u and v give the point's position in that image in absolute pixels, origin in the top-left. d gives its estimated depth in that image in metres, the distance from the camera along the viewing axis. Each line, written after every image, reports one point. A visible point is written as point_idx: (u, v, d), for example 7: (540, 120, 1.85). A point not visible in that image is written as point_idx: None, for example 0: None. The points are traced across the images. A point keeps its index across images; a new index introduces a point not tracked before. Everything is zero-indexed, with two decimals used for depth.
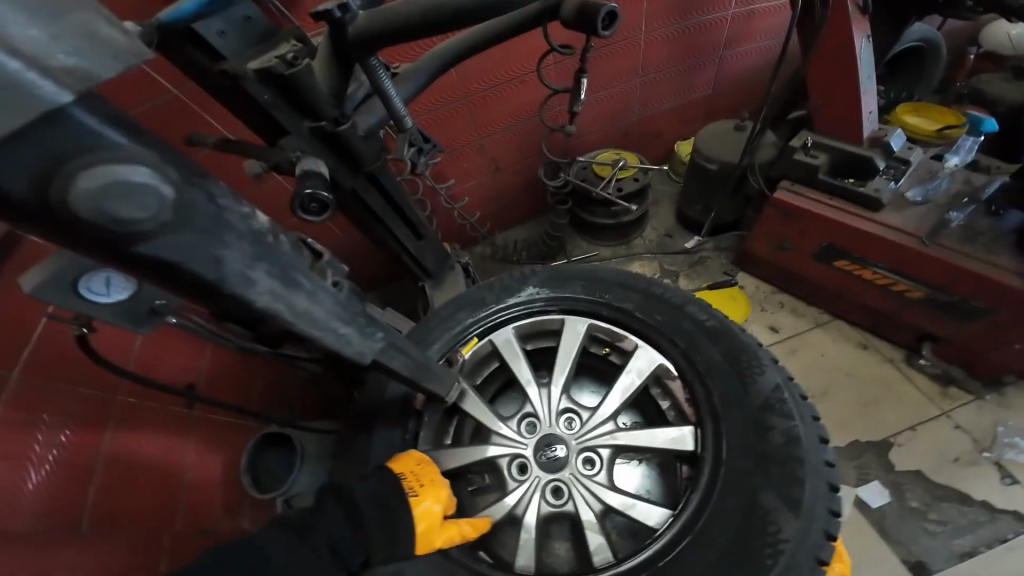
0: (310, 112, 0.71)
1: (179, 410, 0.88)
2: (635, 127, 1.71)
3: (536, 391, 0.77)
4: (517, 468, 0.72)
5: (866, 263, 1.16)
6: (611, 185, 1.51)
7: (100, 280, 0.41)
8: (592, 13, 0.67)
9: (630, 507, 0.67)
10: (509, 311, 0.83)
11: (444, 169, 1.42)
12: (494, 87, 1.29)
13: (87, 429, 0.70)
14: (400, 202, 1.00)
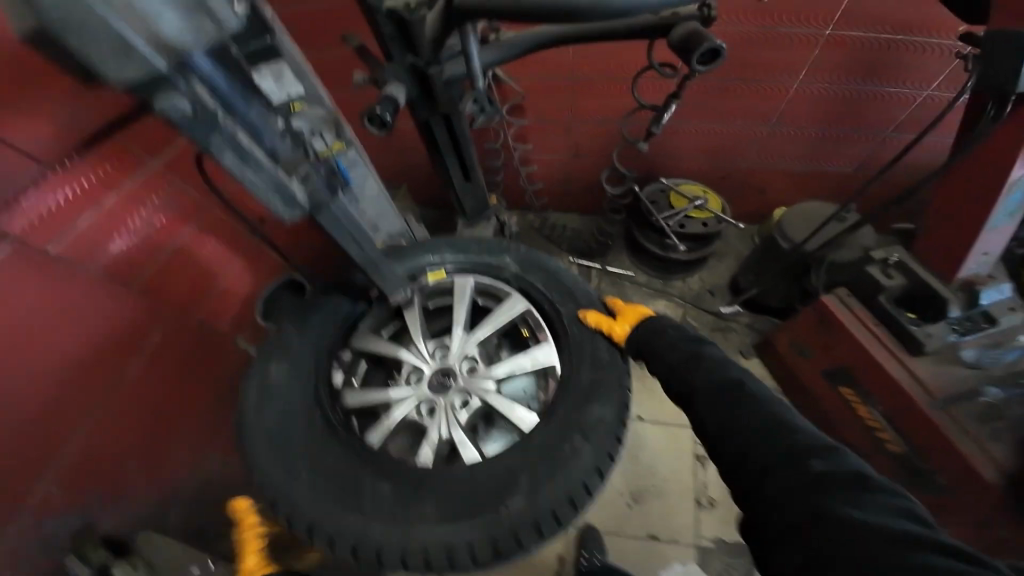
0: (412, 48, 0.78)
1: (241, 232, 1.12)
2: (739, 172, 1.59)
3: (460, 328, 0.85)
4: (413, 378, 0.83)
5: (866, 399, 1.09)
6: (677, 218, 1.45)
7: None
8: (693, 43, 0.68)
9: (463, 445, 0.75)
10: (478, 267, 0.93)
11: (527, 133, 1.47)
12: (605, 77, 1.27)
13: (177, 220, 0.96)
14: (463, 145, 1.07)
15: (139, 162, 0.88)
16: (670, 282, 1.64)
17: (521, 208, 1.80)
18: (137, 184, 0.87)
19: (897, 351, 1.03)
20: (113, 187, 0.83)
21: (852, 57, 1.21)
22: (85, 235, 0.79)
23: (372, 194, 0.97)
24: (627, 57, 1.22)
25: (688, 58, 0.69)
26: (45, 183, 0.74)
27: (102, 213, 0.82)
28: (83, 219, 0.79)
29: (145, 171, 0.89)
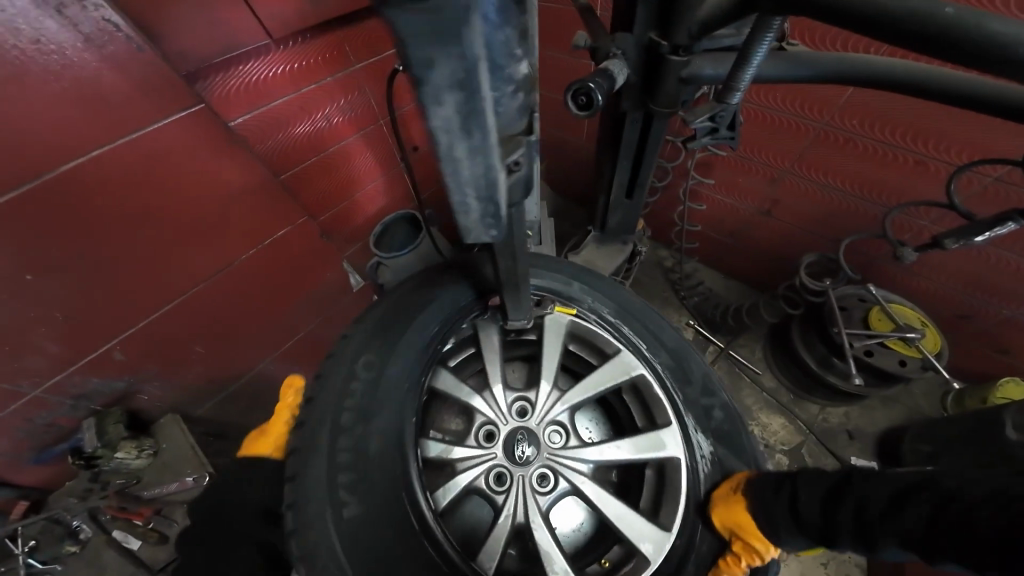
0: (664, 22, 0.56)
1: (393, 156, 1.17)
2: (990, 323, 1.11)
3: (615, 449, 0.64)
4: (513, 413, 0.65)
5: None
6: (868, 342, 1.07)
7: None
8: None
9: (449, 486, 0.59)
10: (666, 377, 0.68)
11: (715, 165, 1.21)
12: (870, 138, 0.92)
13: (348, 125, 1.00)
14: (648, 157, 0.82)
15: (346, 63, 0.92)
16: (803, 401, 1.32)
17: (660, 240, 1.56)
18: (336, 81, 0.92)
19: None
20: (317, 78, 0.88)
21: None
22: (267, 114, 0.83)
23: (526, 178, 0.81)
24: (922, 127, 0.85)
25: None
26: (269, 56, 0.78)
27: (297, 100, 0.87)
28: (276, 100, 0.83)
29: (347, 70, 0.93)
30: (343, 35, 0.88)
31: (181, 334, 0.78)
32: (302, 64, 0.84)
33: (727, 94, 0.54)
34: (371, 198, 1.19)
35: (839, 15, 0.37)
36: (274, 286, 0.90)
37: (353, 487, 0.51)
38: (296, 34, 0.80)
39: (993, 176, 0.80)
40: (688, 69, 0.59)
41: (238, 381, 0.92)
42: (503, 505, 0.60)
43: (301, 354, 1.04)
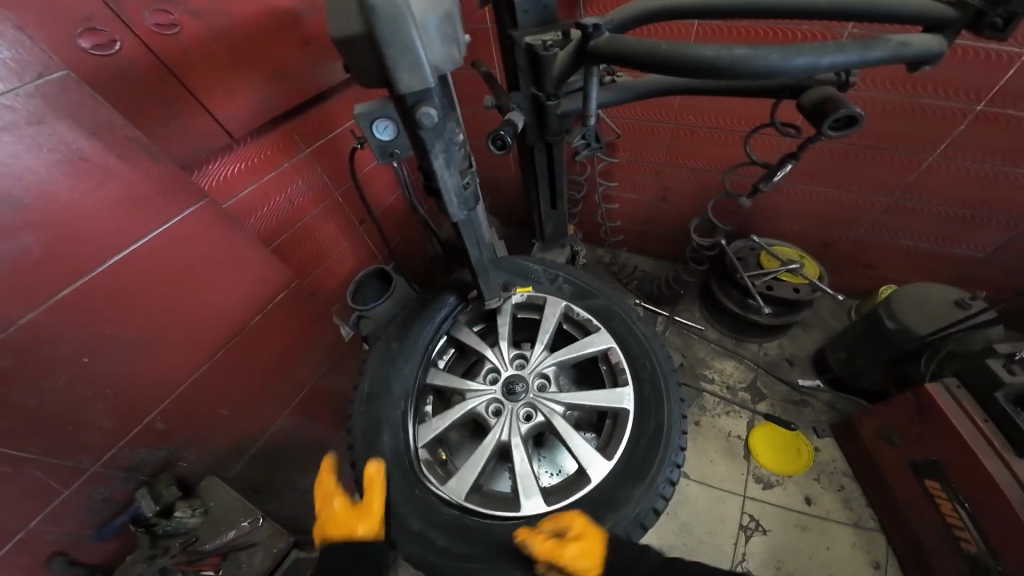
0: (536, 81, 0.83)
1: (354, 220, 1.37)
2: (845, 244, 1.45)
3: (518, 460, 0.78)
4: (534, 383, 0.84)
5: (954, 495, 0.93)
6: (765, 279, 1.35)
7: (382, 125, 0.77)
8: (829, 108, 0.70)
9: (479, 347, 0.90)
10: (604, 490, 0.74)
11: (615, 171, 1.52)
12: (712, 128, 1.27)
13: (308, 202, 1.19)
14: (557, 173, 1.08)
15: (297, 149, 1.12)
16: (743, 343, 1.53)
17: (596, 241, 1.85)
18: (292, 165, 1.12)
19: (1003, 450, 0.87)
20: (276, 166, 1.08)
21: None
22: (251, 196, 1.04)
23: None
24: (737, 114, 1.20)
25: (820, 120, 0.71)
26: (233, 153, 0.98)
27: (264, 185, 1.06)
28: (247, 188, 1.02)
29: (298, 155, 1.13)
30: (291, 128, 1.09)
31: (204, 401, 0.88)
32: (260, 157, 1.04)
33: (587, 119, 0.81)
34: (342, 257, 1.36)
35: (627, 61, 0.63)
36: (276, 346, 1.01)
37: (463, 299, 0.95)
38: (250, 134, 1.00)
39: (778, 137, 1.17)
40: (561, 108, 0.87)
41: (262, 437, 1.02)
42: (472, 387, 0.85)
43: (309, 405, 1.14)
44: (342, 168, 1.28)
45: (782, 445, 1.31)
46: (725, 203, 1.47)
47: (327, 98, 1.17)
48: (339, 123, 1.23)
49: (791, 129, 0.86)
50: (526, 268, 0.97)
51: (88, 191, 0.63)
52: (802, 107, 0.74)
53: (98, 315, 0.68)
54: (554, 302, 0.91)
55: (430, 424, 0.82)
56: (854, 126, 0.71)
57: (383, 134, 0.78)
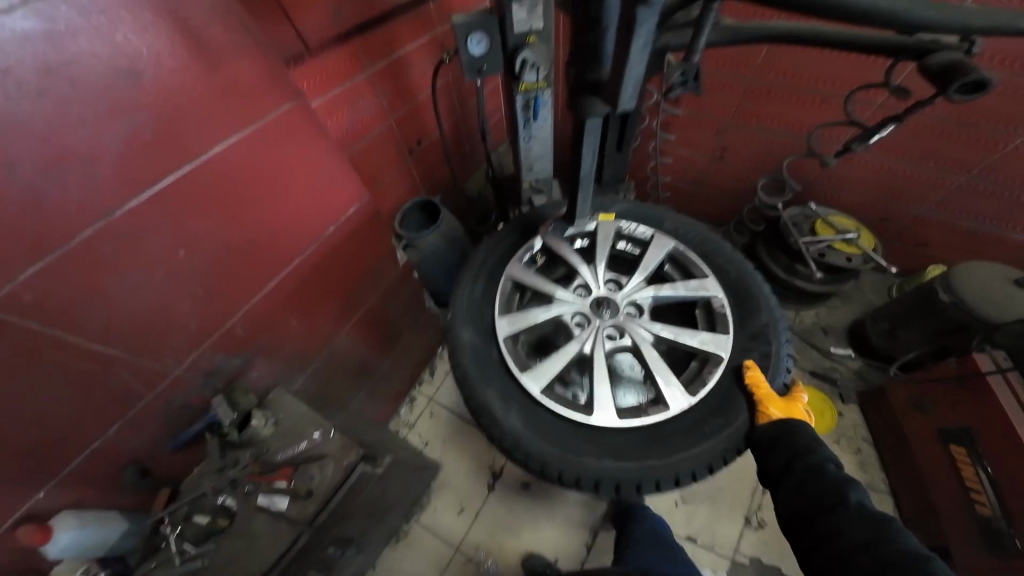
0: None
1: (406, 149, 1.34)
2: (903, 221, 1.41)
3: (539, 315, 0.82)
4: (625, 309, 0.83)
5: (977, 459, 0.99)
6: (818, 246, 1.33)
7: (476, 39, 0.78)
8: (957, 72, 0.65)
9: (644, 267, 0.86)
10: (509, 391, 0.76)
11: (675, 124, 1.46)
12: (790, 86, 1.20)
13: (366, 125, 1.15)
14: (632, 113, 1.04)
15: (361, 67, 1.07)
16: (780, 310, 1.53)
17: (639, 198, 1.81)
18: (356, 84, 1.07)
19: None
20: (341, 82, 1.03)
21: None
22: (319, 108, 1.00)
23: (543, 136, 1.01)
24: (825, 72, 1.13)
25: (944, 85, 0.67)
26: (303, 63, 0.93)
27: (327, 102, 1.01)
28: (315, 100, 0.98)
29: (363, 75, 1.07)
30: (360, 44, 1.03)
31: (277, 312, 0.91)
32: (328, 70, 0.99)
33: (691, 55, 0.76)
34: (392, 189, 1.34)
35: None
36: (343, 269, 1.02)
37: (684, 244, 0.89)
38: (322, 46, 0.94)
39: (878, 101, 1.12)
40: (660, 42, 0.82)
41: (320, 356, 1.06)
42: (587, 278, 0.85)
43: (364, 331, 1.17)
44: (400, 94, 1.22)
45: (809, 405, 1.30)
46: (799, 165, 1.41)
47: (395, 15, 1.10)
48: (402, 44, 1.16)
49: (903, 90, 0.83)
50: (751, 308, 0.82)
51: (191, 81, 0.61)
52: (925, 70, 0.69)
53: (191, 214, 0.69)
54: (722, 338, 0.79)
55: (562, 243, 0.88)
56: (980, 92, 0.67)
57: (474, 49, 0.79)
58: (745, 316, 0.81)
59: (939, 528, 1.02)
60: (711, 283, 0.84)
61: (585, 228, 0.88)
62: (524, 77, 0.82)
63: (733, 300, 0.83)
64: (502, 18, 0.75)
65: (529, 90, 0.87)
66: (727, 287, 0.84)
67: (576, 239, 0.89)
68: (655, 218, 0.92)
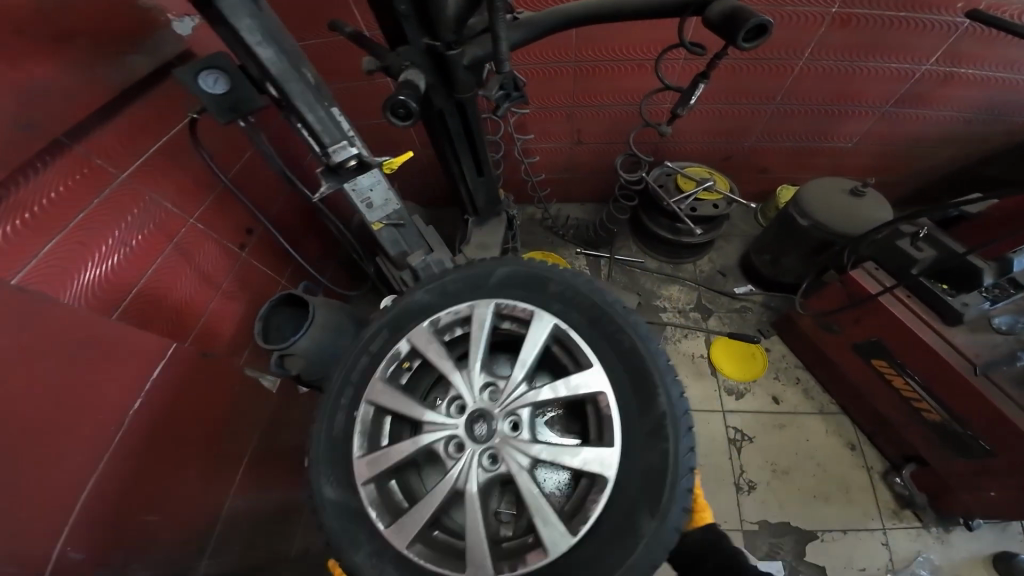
0: (429, 28, 0.68)
1: (232, 246, 1.17)
2: (743, 153, 1.53)
3: (401, 450, 0.61)
4: (502, 426, 0.60)
5: (901, 369, 1.01)
6: (688, 202, 1.40)
7: (212, 78, 0.77)
8: (739, 18, 0.66)
9: (524, 358, 0.63)
10: (375, 539, 0.58)
11: (528, 122, 1.42)
12: (613, 58, 1.21)
13: (155, 239, 0.96)
14: (477, 136, 0.96)
15: (111, 177, 0.87)
16: (681, 265, 1.59)
17: (523, 201, 1.77)
18: (110, 199, 0.86)
19: (930, 321, 0.95)
20: (83, 206, 0.82)
21: (872, 31, 1.11)
22: (56, 256, 0.77)
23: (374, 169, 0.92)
24: (631, 41, 1.16)
25: (734, 34, 0.67)
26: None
27: (70, 236, 0.80)
28: (45, 246, 0.76)
29: (116, 183, 0.88)
30: (87, 151, 0.83)
31: (121, 509, 0.69)
32: (51, 197, 0.77)
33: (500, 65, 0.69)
34: (230, 298, 1.15)
35: None
36: (202, 426, 0.86)
37: (567, 310, 0.65)
38: (24, 167, 0.73)
39: (682, 58, 1.18)
40: (466, 57, 0.72)
41: (218, 526, 0.85)
42: (462, 383, 0.63)
43: (265, 476, 0.98)
44: (186, 188, 1.03)
45: (738, 351, 1.37)
46: (646, 133, 1.47)
47: (132, 101, 0.91)
48: (163, 132, 0.97)
49: (698, 47, 0.83)
50: (652, 375, 0.59)
51: None
52: (712, 23, 0.70)
53: None
54: (606, 453, 0.56)
55: (432, 343, 0.67)
56: (762, 35, 0.69)
57: (216, 89, 0.78)
58: (645, 393, 0.58)
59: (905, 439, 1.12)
60: (599, 372, 0.60)
61: (437, 322, 0.68)
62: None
63: (624, 369, 0.60)
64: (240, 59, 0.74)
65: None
66: (620, 358, 0.61)
67: (452, 327, 0.69)
68: (536, 281, 0.68)
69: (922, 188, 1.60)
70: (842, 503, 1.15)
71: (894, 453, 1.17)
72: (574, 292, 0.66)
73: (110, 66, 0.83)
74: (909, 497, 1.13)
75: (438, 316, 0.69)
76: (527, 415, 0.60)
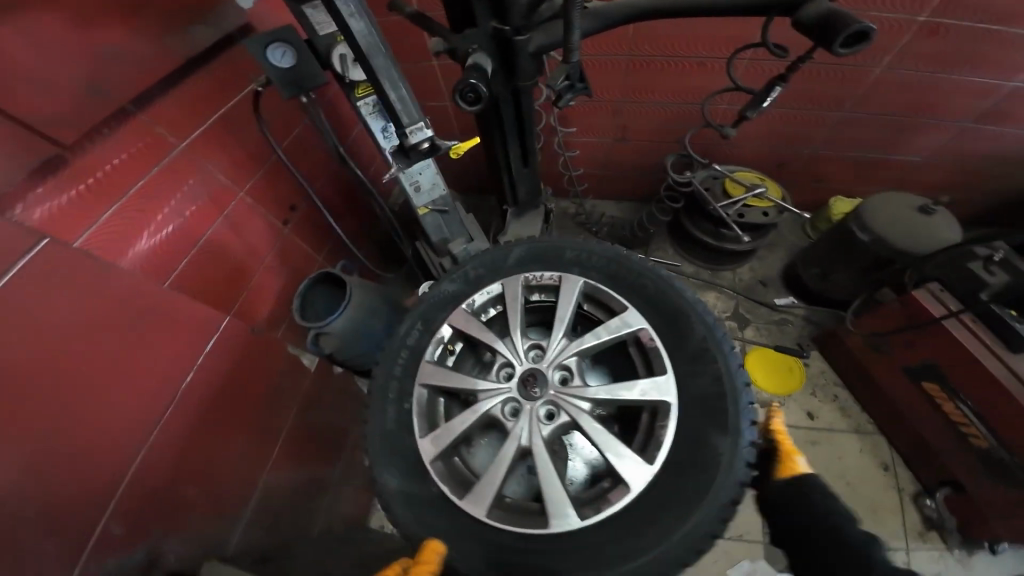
0: (500, 11, 0.66)
1: (275, 222, 1.18)
2: (797, 160, 1.46)
3: (461, 420, 0.63)
4: (557, 379, 0.64)
5: (955, 395, 0.96)
6: (734, 208, 1.34)
7: (278, 52, 0.78)
8: (839, 22, 0.62)
9: (564, 316, 0.67)
10: (454, 513, 0.59)
11: (571, 115, 1.39)
12: (671, 55, 1.17)
13: (207, 210, 0.97)
14: (529, 125, 0.93)
15: (168, 146, 0.88)
16: (719, 271, 1.54)
17: (558, 195, 1.74)
18: (168, 169, 0.88)
19: (993, 346, 0.89)
20: (143, 173, 0.83)
21: (957, 38, 1.03)
22: (116, 223, 0.78)
23: None
24: (695, 38, 1.11)
25: (830, 39, 0.63)
26: (62, 174, 0.71)
27: (129, 205, 0.80)
28: (107, 212, 0.77)
29: (174, 153, 0.89)
30: (149, 119, 0.84)
31: (168, 475, 0.72)
32: (114, 163, 0.78)
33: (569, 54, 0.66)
34: (271, 273, 1.17)
35: None
36: (245, 393, 0.89)
37: (600, 271, 0.69)
38: (92, 133, 0.75)
39: (764, 60, 1.11)
40: (532, 45, 0.71)
41: (250, 496, 0.87)
42: (509, 347, 0.67)
43: (296, 453, 1.00)
44: (236, 161, 1.04)
45: (777, 365, 1.32)
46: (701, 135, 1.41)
47: (193, 70, 0.92)
48: (219, 104, 0.98)
49: (780, 49, 0.79)
50: (686, 317, 0.62)
51: None
52: (805, 24, 0.66)
53: None
54: (662, 382, 0.59)
55: (471, 322, 0.69)
56: (861, 42, 0.64)
57: (281, 62, 0.79)
58: (679, 326, 0.62)
59: (943, 467, 1.07)
60: (631, 315, 0.65)
61: (474, 303, 0.71)
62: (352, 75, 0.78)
63: (650, 303, 0.64)
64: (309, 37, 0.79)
65: (367, 91, 0.82)
66: (649, 293, 0.65)
67: (488, 308, 0.71)
68: (556, 251, 0.71)
69: (987, 209, 1.50)
70: (869, 522, 1.10)
71: (930, 477, 1.11)
72: (601, 250, 0.70)
73: (177, 39, 0.84)
74: (938, 520, 1.07)
75: (473, 299, 0.71)
76: (577, 366, 0.65)
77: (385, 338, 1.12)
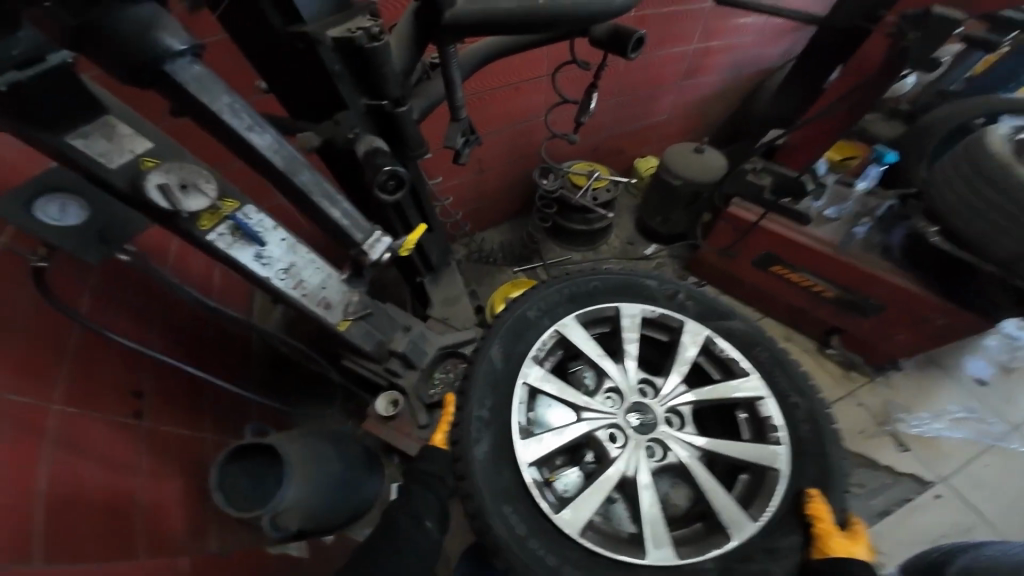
0: (374, 90, 0.70)
1: (125, 419, 0.83)
2: (603, 142, 1.82)
3: (646, 503, 0.80)
4: (643, 391, 0.89)
5: (798, 269, 1.37)
6: (587, 194, 1.60)
7: (57, 209, 0.64)
8: (624, 35, 0.83)
9: (600, 355, 0.90)
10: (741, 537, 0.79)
11: (432, 166, 1.44)
12: (491, 89, 1.32)
13: (16, 451, 0.63)
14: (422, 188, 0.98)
15: None
16: (597, 247, 1.81)
17: None
18: None
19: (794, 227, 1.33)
20: None
21: (659, 28, 1.46)
22: None
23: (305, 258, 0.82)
24: (507, 71, 1.30)
25: (624, 47, 0.84)
26: None
27: None
28: None
29: None
30: None
31: None
32: None
33: (457, 110, 0.73)
34: (158, 479, 0.84)
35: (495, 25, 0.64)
36: None
37: (571, 301, 0.96)
38: None
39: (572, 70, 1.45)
40: (415, 111, 0.76)
41: None
42: (589, 401, 0.86)
43: None
44: (25, 366, 0.69)
45: None
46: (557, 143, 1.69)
47: None
48: None
49: (584, 63, 1.00)
50: (636, 285, 1.00)
51: None
52: (601, 40, 0.85)
53: None
54: (690, 334, 0.95)
55: (545, 438, 0.82)
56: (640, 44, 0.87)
57: (62, 218, 0.64)
58: (643, 291, 1.00)
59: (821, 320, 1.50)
60: (626, 309, 0.96)
61: (525, 418, 0.84)
62: (194, 206, 0.64)
63: (616, 293, 0.98)
64: (93, 174, 0.60)
65: (217, 219, 0.70)
66: (609, 289, 0.99)
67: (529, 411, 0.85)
68: (523, 325, 0.91)
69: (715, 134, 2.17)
70: None
71: (819, 333, 1.56)
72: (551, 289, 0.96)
73: None
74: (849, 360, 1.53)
75: (521, 419, 0.83)
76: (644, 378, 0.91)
77: (342, 482, 0.95)
